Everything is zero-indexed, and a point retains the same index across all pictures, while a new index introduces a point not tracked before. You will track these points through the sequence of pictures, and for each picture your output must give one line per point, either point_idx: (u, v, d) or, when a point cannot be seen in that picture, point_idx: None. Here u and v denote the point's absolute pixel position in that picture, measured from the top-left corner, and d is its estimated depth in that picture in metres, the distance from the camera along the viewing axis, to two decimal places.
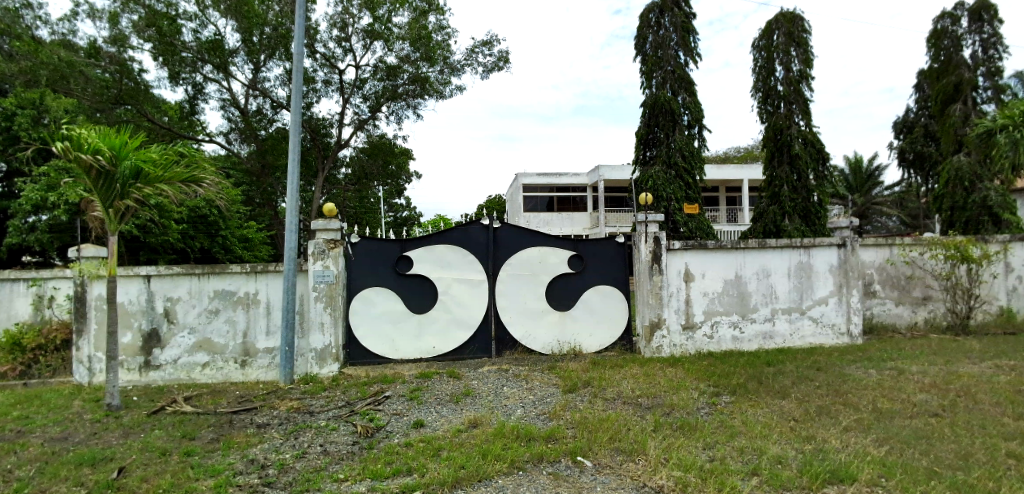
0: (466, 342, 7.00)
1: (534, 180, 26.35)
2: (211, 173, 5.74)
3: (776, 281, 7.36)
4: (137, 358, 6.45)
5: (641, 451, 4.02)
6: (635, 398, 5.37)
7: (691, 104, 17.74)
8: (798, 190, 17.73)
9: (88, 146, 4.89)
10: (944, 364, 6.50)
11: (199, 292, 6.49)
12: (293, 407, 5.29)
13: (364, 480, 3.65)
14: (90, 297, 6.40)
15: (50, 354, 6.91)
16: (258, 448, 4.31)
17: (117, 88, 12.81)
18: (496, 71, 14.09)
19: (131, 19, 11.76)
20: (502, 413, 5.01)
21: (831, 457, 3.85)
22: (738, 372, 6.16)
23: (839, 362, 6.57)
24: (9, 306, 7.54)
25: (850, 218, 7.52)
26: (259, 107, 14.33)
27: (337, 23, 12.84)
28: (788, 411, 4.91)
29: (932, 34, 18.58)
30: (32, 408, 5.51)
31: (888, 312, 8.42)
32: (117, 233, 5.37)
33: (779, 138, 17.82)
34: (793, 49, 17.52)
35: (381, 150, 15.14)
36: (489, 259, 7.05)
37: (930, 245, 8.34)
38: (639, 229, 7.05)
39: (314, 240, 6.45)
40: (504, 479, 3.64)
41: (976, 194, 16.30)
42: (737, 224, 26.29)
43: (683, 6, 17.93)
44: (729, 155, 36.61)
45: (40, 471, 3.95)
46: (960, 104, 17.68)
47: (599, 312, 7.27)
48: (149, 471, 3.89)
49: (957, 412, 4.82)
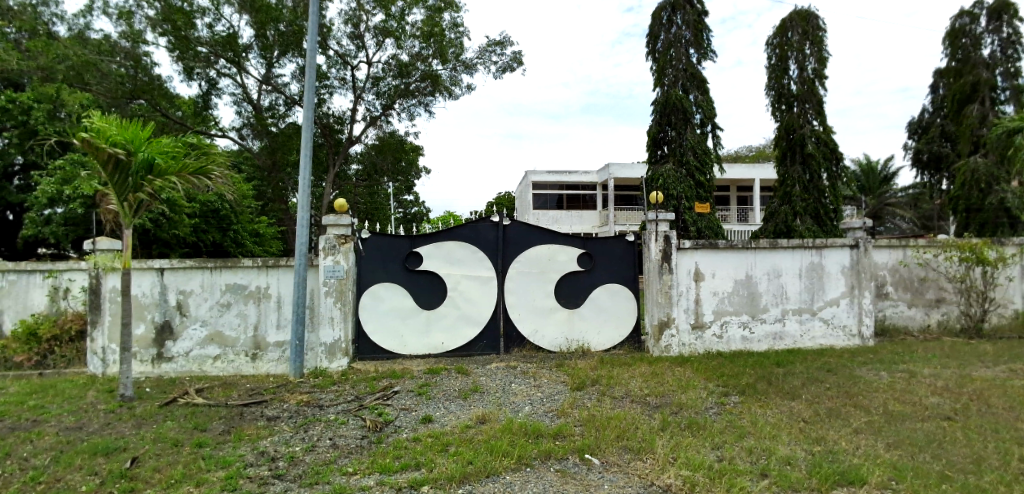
0: (475, 338, 7.01)
1: (544, 177, 26.31)
2: (221, 164, 5.76)
3: (787, 282, 7.31)
4: (150, 350, 6.54)
5: (649, 449, 4.02)
6: (643, 397, 5.36)
7: (703, 102, 17.63)
8: (810, 190, 17.58)
9: (107, 140, 4.97)
10: (957, 367, 6.42)
11: (211, 285, 6.56)
12: (303, 400, 5.34)
13: (373, 474, 3.67)
14: (105, 289, 6.49)
15: (65, 344, 7.02)
16: (268, 440, 4.35)
17: (132, 83, 13.02)
18: (509, 71, 14.07)
19: (148, 14, 11.91)
20: (511, 409, 5.02)
21: (841, 459, 3.82)
22: (748, 372, 6.13)
23: (850, 364, 6.51)
24: (26, 297, 7.65)
25: (863, 219, 7.45)
26: (272, 103, 14.36)
27: (351, 19, 12.87)
28: (797, 412, 4.88)
29: (950, 32, 18.41)
30: (47, 397, 5.60)
31: (900, 315, 8.34)
32: (131, 226, 5.41)
33: (792, 137, 17.67)
34: (807, 47, 17.37)
35: (392, 147, 15.18)
36: (498, 257, 7.07)
37: (944, 246, 8.25)
38: (649, 227, 7.01)
39: (326, 236, 6.50)
40: (512, 475, 3.65)
41: (992, 196, 16.07)
42: (748, 224, 26.10)
43: (696, 3, 17.75)
44: (740, 154, 36.35)
45: (55, 460, 4.02)
46: (978, 104, 17.43)
47: (608, 311, 7.26)
48: (161, 462, 3.94)
49: (970, 416, 4.77)
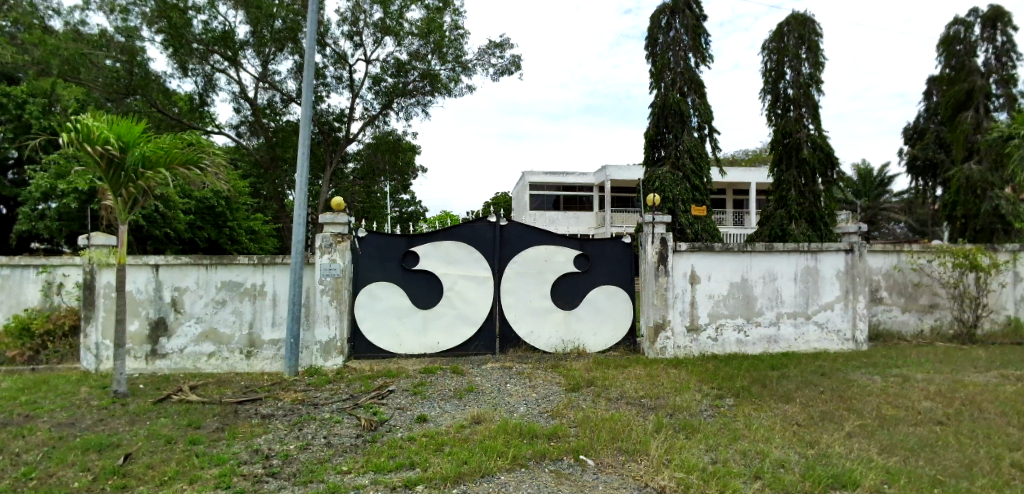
0: (470, 338, 7.01)
1: (541, 178, 26.33)
2: (216, 159, 5.71)
3: (782, 285, 7.34)
4: (144, 346, 6.50)
5: (644, 451, 4.03)
6: (638, 398, 5.38)
7: (700, 105, 17.68)
8: (805, 194, 17.73)
9: (98, 136, 4.93)
10: (950, 372, 6.47)
11: (206, 282, 6.54)
12: (297, 398, 5.33)
13: (367, 473, 3.67)
14: (99, 284, 6.46)
15: (58, 340, 6.98)
16: (262, 438, 4.35)
17: (127, 79, 12.80)
18: (508, 74, 14.07)
19: (143, 11, 11.86)
20: (506, 410, 5.03)
21: (834, 462, 3.85)
22: (742, 375, 6.15)
23: (844, 367, 6.55)
24: (19, 292, 7.60)
25: (859, 224, 7.47)
26: (269, 101, 14.34)
27: (349, 17, 12.85)
28: (791, 415, 4.90)
29: (944, 39, 18.59)
30: (40, 393, 5.56)
31: (894, 319, 8.39)
32: (127, 222, 5.40)
33: (788, 141, 17.71)
34: (804, 52, 17.44)
35: (388, 146, 15.16)
36: (495, 257, 7.07)
37: (938, 252, 8.30)
38: (645, 229, 7.04)
39: (322, 234, 6.48)
40: (507, 475, 3.66)
41: (986, 202, 16.10)
42: (744, 228, 26.18)
43: (696, 7, 17.77)
44: (737, 158, 36.49)
45: (47, 456, 3.99)
46: (972, 111, 17.44)
47: (604, 312, 7.28)
48: (155, 459, 3.93)
49: (961, 421, 4.81)
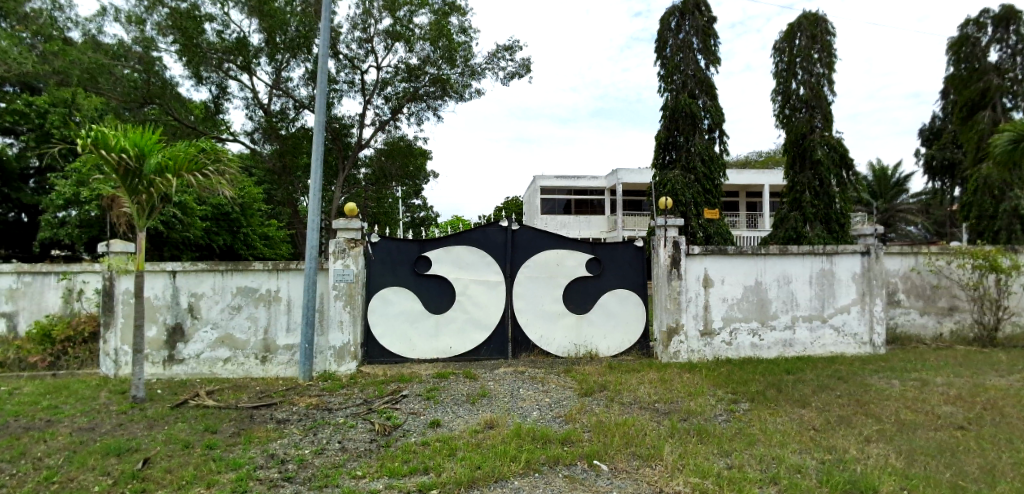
0: (482, 343, 7.02)
1: (552, 182, 26.30)
2: (232, 167, 5.80)
3: (797, 288, 7.26)
4: (162, 351, 6.60)
5: (658, 456, 4.01)
6: (651, 403, 5.35)
7: (712, 107, 17.58)
8: (820, 196, 17.46)
9: (114, 145, 5.00)
10: (970, 376, 6.35)
11: (222, 288, 6.62)
12: (312, 404, 5.36)
13: (382, 478, 3.69)
14: (118, 291, 6.56)
15: (78, 345, 7.12)
16: (277, 443, 4.39)
17: (144, 88, 12.77)
18: (517, 77, 14.07)
19: (159, 21, 12.04)
20: (518, 414, 5.04)
21: (852, 467, 3.80)
22: (756, 379, 6.09)
23: (860, 371, 6.47)
24: (41, 299, 7.77)
25: (875, 226, 7.39)
26: (282, 108, 14.44)
27: (359, 24, 12.97)
28: (807, 420, 4.85)
29: (957, 40, 18.33)
30: (60, 398, 5.66)
31: (912, 322, 8.26)
32: (144, 229, 5.46)
33: (802, 143, 17.56)
34: (816, 52, 17.29)
35: (400, 152, 15.27)
36: (507, 260, 7.07)
37: (957, 253, 8.18)
38: (657, 233, 7.00)
39: (336, 240, 6.54)
40: (520, 480, 3.66)
41: (1006, 202, 15.76)
42: (758, 230, 25.95)
43: (707, 9, 17.70)
44: (749, 159, 36.29)
45: (69, 460, 4.07)
46: (989, 110, 17.12)
47: (616, 315, 7.26)
48: (173, 463, 3.98)
49: (983, 426, 4.72)
